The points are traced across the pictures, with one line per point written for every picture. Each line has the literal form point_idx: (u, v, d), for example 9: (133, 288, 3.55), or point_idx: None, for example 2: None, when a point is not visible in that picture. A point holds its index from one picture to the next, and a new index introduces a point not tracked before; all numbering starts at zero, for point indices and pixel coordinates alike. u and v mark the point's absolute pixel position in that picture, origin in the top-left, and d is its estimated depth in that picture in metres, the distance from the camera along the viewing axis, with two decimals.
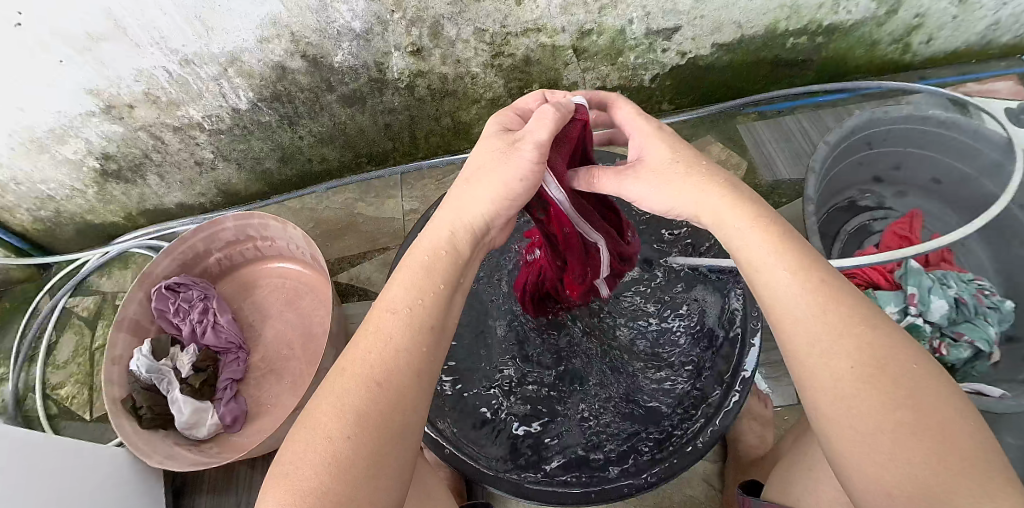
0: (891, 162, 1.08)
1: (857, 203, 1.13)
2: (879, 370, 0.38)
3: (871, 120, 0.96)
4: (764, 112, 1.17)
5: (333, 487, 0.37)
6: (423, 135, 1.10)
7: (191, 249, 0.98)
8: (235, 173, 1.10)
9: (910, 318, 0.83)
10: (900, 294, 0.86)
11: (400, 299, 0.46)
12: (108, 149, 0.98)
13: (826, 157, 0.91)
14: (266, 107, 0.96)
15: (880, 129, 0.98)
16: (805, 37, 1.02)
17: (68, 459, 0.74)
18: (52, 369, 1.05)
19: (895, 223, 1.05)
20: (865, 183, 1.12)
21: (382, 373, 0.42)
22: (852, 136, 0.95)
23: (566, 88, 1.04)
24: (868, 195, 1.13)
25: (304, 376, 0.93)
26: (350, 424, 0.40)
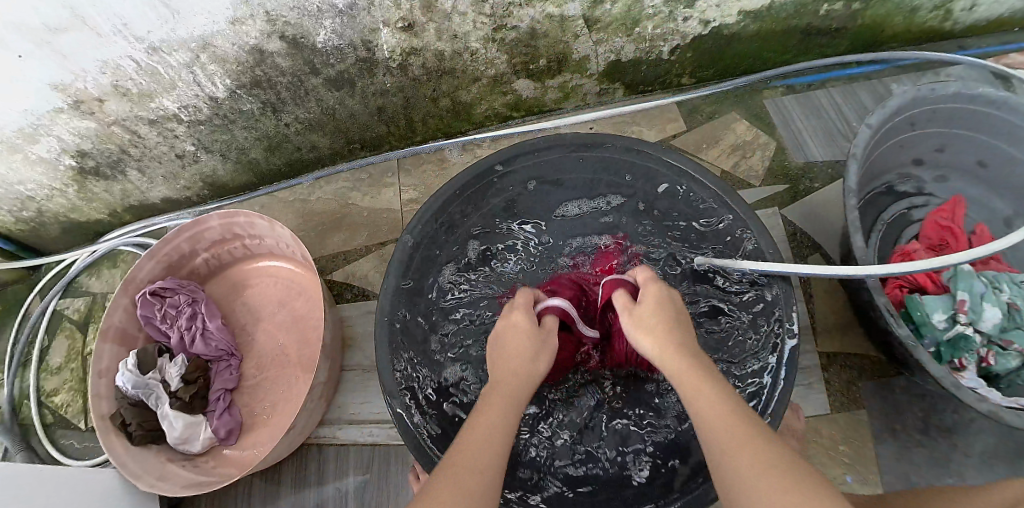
0: (933, 143, 0.97)
1: (894, 189, 1.01)
2: (778, 467, 0.40)
3: (917, 99, 0.84)
4: (793, 85, 1.05)
5: None
6: (420, 117, 1.00)
7: (176, 250, 0.92)
8: (220, 164, 1.02)
9: (958, 327, 0.76)
10: (947, 299, 0.78)
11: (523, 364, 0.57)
12: (83, 146, 0.91)
13: (869, 140, 0.81)
14: (245, 95, 0.87)
15: (925, 108, 0.86)
16: (841, 3, 0.90)
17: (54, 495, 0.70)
18: (46, 375, 1.02)
19: (936, 212, 0.95)
20: (905, 165, 1.00)
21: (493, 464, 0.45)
22: (895, 118, 0.85)
23: (576, 63, 0.93)
24: (907, 180, 1.02)
25: (298, 388, 0.88)
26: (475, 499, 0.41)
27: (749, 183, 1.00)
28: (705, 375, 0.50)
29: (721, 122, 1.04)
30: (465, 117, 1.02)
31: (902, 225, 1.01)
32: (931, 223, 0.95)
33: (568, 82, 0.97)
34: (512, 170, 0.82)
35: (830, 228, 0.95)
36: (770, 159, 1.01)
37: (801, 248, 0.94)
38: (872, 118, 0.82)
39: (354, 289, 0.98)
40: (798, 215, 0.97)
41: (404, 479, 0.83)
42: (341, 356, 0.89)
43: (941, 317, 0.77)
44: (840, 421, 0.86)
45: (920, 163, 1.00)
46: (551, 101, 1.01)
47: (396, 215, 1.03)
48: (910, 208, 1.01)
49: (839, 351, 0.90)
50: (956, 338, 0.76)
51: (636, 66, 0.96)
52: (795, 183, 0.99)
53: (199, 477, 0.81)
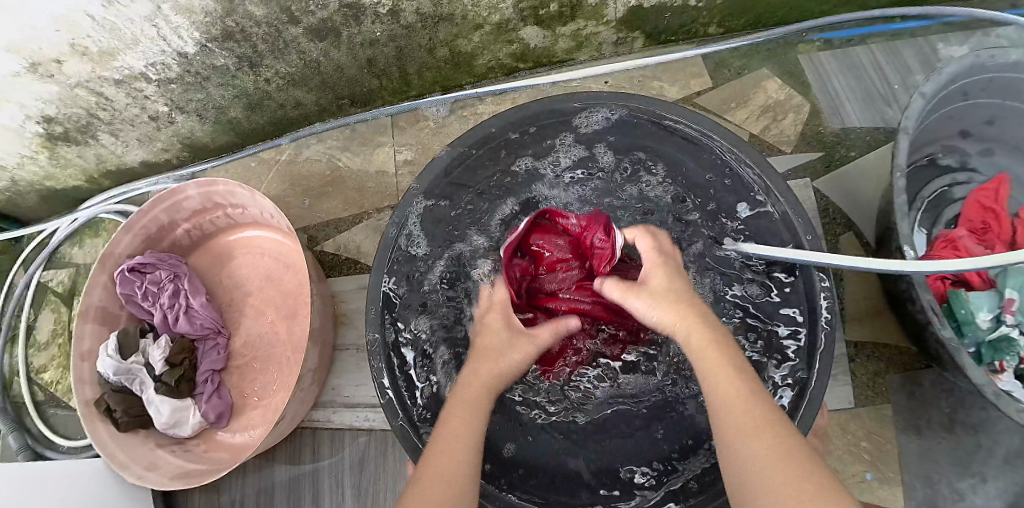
0: (980, 115, 0.85)
1: (936, 162, 0.90)
2: (766, 424, 0.41)
3: (974, 66, 0.74)
4: (831, 40, 0.91)
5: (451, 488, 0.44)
6: (415, 70, 0.89)
7: (154, 222, 0.85)
8: (198, 125, 0.93)
9: (1004, 329, 0.70)
10: (993, 296, 0.72)
11: (513, 360, 0.58)
12: (47, 111, 0.82)
13: (922, 110, 0.71)
14: (217, 48, 0.77)
15: (982, 76, 0.76)
16: None
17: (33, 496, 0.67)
18: (33, 351, 0.98)
19: (979, 191, 0.84)
20: (950, 137, 0.89)
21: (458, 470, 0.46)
22: (948, 87, 0.74)
23: (591, 8, 0.80)
24: (949, 153, 0.90)
25: (288, 371, 0.83)
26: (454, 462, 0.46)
27: (782, 147, 0.89)
28: (708, 338, 0.48)
29: (752, 78, 0.92)
30: (466, 70, 0.91)
31: (943, 203, 0.90)
32: (973, 202, 0.84)
33: (581, 30, 0.85)
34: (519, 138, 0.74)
35: (869, 200, 0.85)
36: (805, 122, 0.89)
37: (835, 222, 0.85)
38: (928, 85, 0.71)
39: (344, 263, 0.91)
40: (836, 183, 0.86)
41: (400, 467, 0.79)
42: (332, 336, 0.83)
43: (986, 316, 0.71)
44: (867, 412, 0.79)
45: (967, 137, 0.89)
46: (563, 50, 0.90)
47: (390, 181, 0.94)
48: (951, 184, 0.90)
49: (865, 341, 0.81)
50: (997, 339, 0.70)
51: (660, 12, 0.84)
52: (831, 149, 0.88)
53: (190, 465, 0.78)
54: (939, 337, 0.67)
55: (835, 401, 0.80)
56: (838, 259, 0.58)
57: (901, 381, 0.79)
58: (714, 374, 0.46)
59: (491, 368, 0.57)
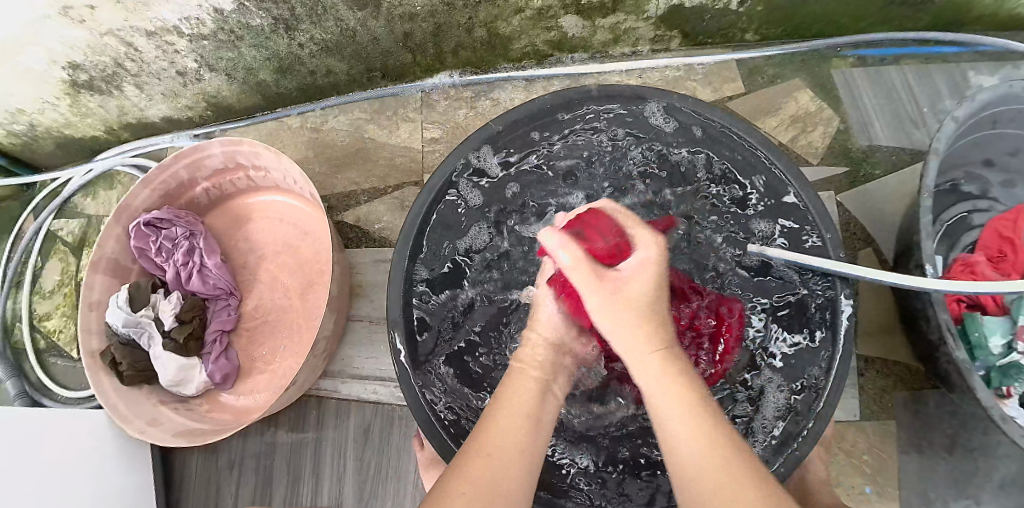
0: (1004, 145, 0.85)
1: (957, 188, 0.91)
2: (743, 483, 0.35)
3: (1004, 96, 0.75)
4: (864, 58, 0.92)
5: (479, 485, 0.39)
6: (450, 48, 0.89)
7: (174, 178, 0.84)
8: (225, 85, 0.92)
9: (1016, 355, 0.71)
10: (1006, 323, 0.73)
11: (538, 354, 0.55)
12: (74, 57, 0.81)
13: (952, 137, 0.72)
14: (254, 8, 0.76)
15: (1014, 105, 0.77)
16: None
17: (42, 437, 0.67)
18: (38, 298, 0.97)
19: (996, 220, 0.86)
20: (973, 165, 0.89)
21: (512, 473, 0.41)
22: (981, 113, 0.75)
23: (634, 2, 0.80)
24: (971, 180, 0.91)
25: (299, 337, 0.82)
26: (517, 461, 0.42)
27: (809, 159, 0.90)
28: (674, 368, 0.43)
29: (784, 88, 0.92)
30: (501, 53, 0.91)
31: (961, 227, 0.91)
32: (991, 231, 0.86)
33: (621, 23, 0.85)
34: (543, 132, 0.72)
35: (891, 218, 0.86)
36: (833, 135, 0.90)
37: (854, 238, 0.86)
38: (960, 110, 0.71)
39: (363, 234, 0.91)
40: (859, 199, 0.87)
41: (405, 442, 0.79)
42: (347, 307, 0.83)
43: (998, 342, 0.73)
44: (871, 426, 0.80)
45: (990, 165, 0.89)
46: (600, 43, 0.90)
47: (415, 157, 0.94)
48: (971, 211, 0.91)
49: (874, 356, 0.82)
50: (1006, 364, 0.72)
51: (701, 14, 0.84)
52: (856, 164, 0.88)
53: (192, 423, 0.77)
54: (951, 357, 0.67)
55: (841, 413, 0.80)
56: (865, 270, 0.59)
57: (908, 399, 0.80)
58: (677, 407, 0.40)
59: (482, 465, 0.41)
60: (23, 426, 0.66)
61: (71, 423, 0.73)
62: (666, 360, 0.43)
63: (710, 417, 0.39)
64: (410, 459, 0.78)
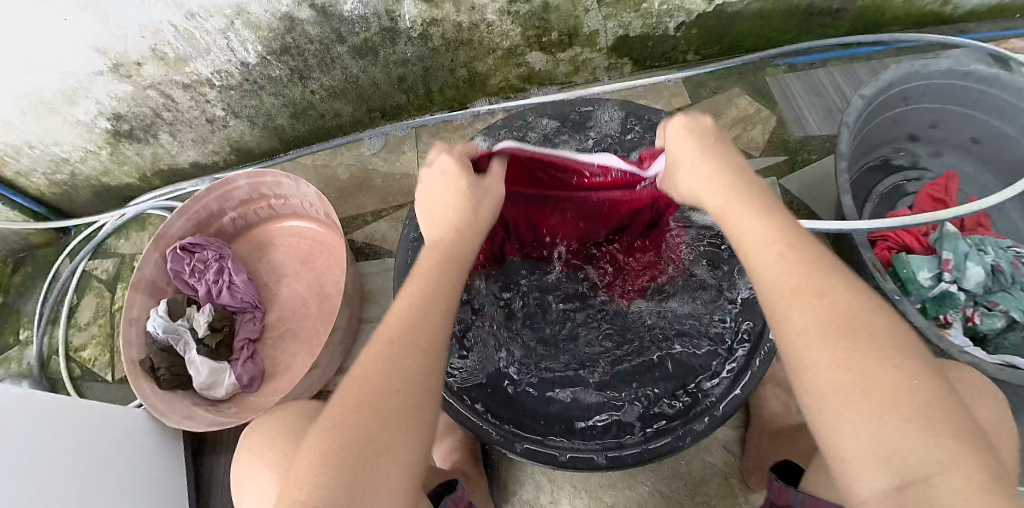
0: (926, 118, 1.00)
1: (889, 162, 1.05)
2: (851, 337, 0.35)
3: (910, 73, 0.89)
4: (794, 64, 1.09)
5: (332, 471, 0.38)
6: (438, 87, 1.05)
7: (205, 209, 0.96)
8: (247, 130, 1.07)
9: (944, 284, 0.80)
10: (933, 259, 0.82)
11: (395, 312, 0.45)
12: (119, 108, 0.96)
13: (864, 110, 0.86)
14: (274, 61, 0.92)
15: (917, 82, 0.91)
16: None
17: (95, 428, 0.75)
18: (74, 330, 1.06)
19: (929, 185, 0.99)
20: (900, 140, 1.04)
21: (378, 374, 0.41)
22: (888, 90, 0.89)
23: (588, 35, 0.97)
24: (901, 154, 1.05)
25: (317, 340, 0.92)
26: (350, 405, 0.40)
27: (753, 152, 1.04)
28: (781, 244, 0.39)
29: (725, 97, 1.08)
30: (481, 88, 1.07)
31: (897, 195, 1.04)
32: (926, 194, 0.98)
33: (579, 55, 1.02)
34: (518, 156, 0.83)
35: (831, 194, 0.99)
36: (772, 132, 1.05)
37: (801, 213, 0.98)
38: (867, 89, 0.86)
39: (372, 250, 1.02)
40: (801, 182, 1.00)
41: None
42: (360, 308, 0.92)
43: (927, 275, 0.81)
44: None
45: (916, 138, 1.04)
46: (563, 74, 1.06)
47: (413, 181, 1.07)
48: (905, 181, 1.05)
49: None
50: (940, 295, 0.80)
51: (646, 41, 1.01)
52: (795, 154, 1.03)
53: (222, 419, 0.84)
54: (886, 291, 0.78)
55: None
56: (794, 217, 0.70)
57: None
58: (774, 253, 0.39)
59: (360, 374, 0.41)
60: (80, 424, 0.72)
61: (121, 419, 0.80)
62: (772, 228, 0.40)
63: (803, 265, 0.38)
64: None
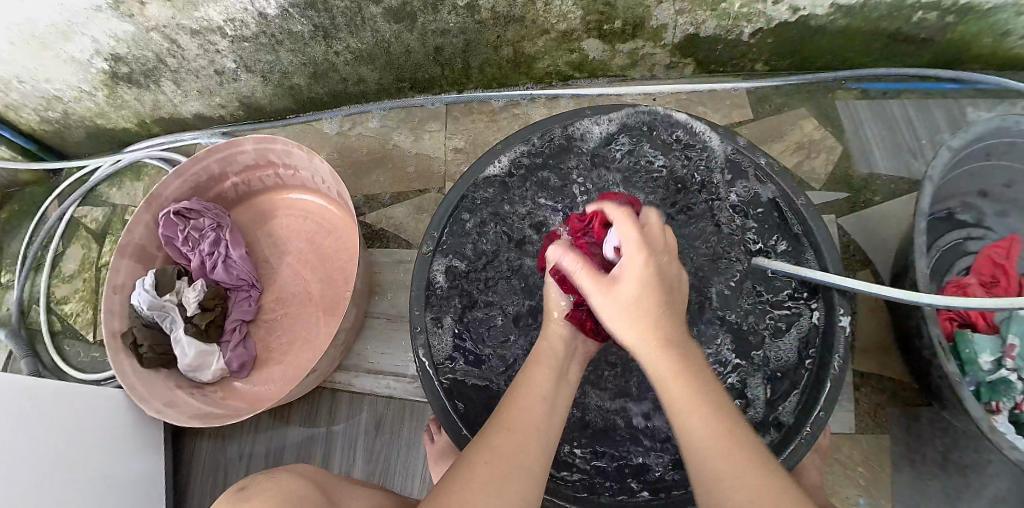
0: (999, 176, 0.82)
1: (951, 216, 0.87)
2: (739, 451, 0.38)
3: (1000, 128, 0.73)
4: (868, 90, 0.94)
5: (509, 478, 0.42)
6: (477, 64, 0.94)
7: (205, 171, 0.88)
8: (259, 86, 0.97)
9: (1005, 372, 0.69)
10: (996, 341, 0.71)
11: (545, 385, 0.51)
12: (119, 50, 0.86)
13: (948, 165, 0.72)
14: (297, 15, 0.81)
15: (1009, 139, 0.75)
16: (936, 13, 0.79)
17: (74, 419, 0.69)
18: (58, 281, 0.99)
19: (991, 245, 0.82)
20: (969, 196, 0.86)
21: (537, 423, 0.47)
22: (973, 147, 0.74)
23: (652, 30, 0.86)
24: (966, 209, 0.87)
25: (318, 331, 0.85)
26: (530, 437, 0.46)
27: (812, 184, 0.93)
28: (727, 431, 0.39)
29: (787, 117, 0.96)
30: (525, 71, 0.96)
31: (955, 254, 0.87)
32: (984, 257, 0.82)
33: (639, 49, 0.91)
34: (501, 173, 0.76)
35: (887, 244, 0.87)
36: (834, 165, 0.93)
37: (855, 260, 0.88)
38: (954, 139, 0.71)
39: (384, 235, 0.94)
40: (859, 225, 0.89)
41: (414, 435, 0.80)
42: (366, 303, 0.85)
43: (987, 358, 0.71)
44: (866, 442, 0.79)
45: (986, 196, 0.86)
46: (618, 66, 0.95)
47: (437, 165, 0.98)
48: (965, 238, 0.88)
49: (872, 371, 0.82)
50: (996, 380, 0.69)
51: (715, 44, 0.89)
52: (854, 195, 0.91)
53: (205, 409, 0.79)
54: (943, 371, 0.67)
55: (837, 425, 0.80)
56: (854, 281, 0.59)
57: (903, 415, 0.79)
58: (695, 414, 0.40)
59: (531, 410, 0.48)
60: (22, 405, 0.63)
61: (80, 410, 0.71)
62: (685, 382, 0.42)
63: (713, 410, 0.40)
64: (417, 454, 0.79)
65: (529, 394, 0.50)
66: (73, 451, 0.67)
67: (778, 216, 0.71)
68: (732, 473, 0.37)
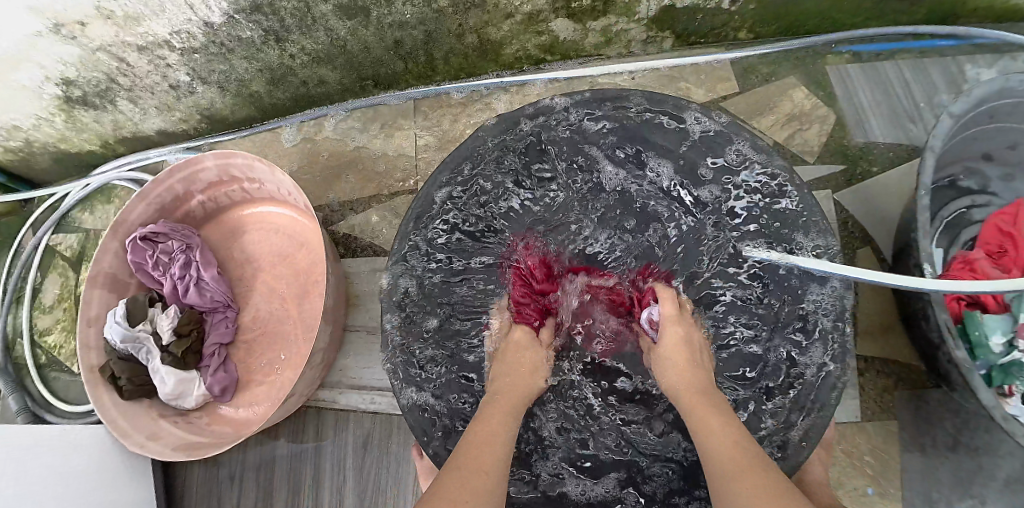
0: (1004, 138, 0.76)
1: (955, 183, 0.82)
2: (751, 467, 0.44)
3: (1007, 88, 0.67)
4: (860, 52, 0.87)
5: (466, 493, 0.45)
6: (442, 55, 0.89)
7: (168, 192, 0.85)
8: (219, 97, 0.92)
9: (1018, 354, 0.65)
10: (1008, 320, 0.67)
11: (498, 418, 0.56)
12: (67, 73, 0.82)
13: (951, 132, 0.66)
14: (243, 20, 0.76)
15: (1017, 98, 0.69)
16: None
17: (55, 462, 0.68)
18: (39, 313, 0.98)
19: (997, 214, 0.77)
20: (974, 160, 0.80)
21: (490, 453, 0.51)
22: (978, 109, 0.68)
23: (623, 4, 0.80)
24: (970, 175, 0.82)
25: (298, 349, 0.83)
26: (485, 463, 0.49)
27: (806, 157, 0.87)
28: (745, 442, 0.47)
29: (777, 86, 0.89)
30: (492, 59, 0.90)
31: (960, 225, 0.82)
32: (990, 226, 0.77)
33: (612, 25, 0.84)
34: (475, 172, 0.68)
35: (889, 217, 0.82)
36: (828, 134, 0.87)
37: (855, 237, 0.83)
38: (957, 104, 0.65)
39: (360, 244, 0.91)
40: (857, 199, 0.83)
41: (404, 450, 0.79)
42: (344, 317, 0.82)
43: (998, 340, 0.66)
44: (872, 428, 0.76)
45: (992, 159, 0.80)
46: (591, 45, 0.89)
47: (410, 165, 0.94)
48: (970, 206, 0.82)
49: (877, 354, 0.78)
50: (1008, 363, 0.65)
51: (693, 13, 0.83)
52: (851, 166, 0.85)
53: (191, 437, 0.78)
54: (951, 358, 0.63)
55: (841, 414, 0.76)
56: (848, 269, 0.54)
57: (910, 399, 0.75)
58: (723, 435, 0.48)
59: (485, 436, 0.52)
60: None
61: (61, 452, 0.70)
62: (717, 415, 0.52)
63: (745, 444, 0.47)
64: (409, 469, 0.78)
65: (484, 425, 0.54)
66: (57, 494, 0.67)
67: (725, 181, 0.68)
68: (749, 485, 0.42)
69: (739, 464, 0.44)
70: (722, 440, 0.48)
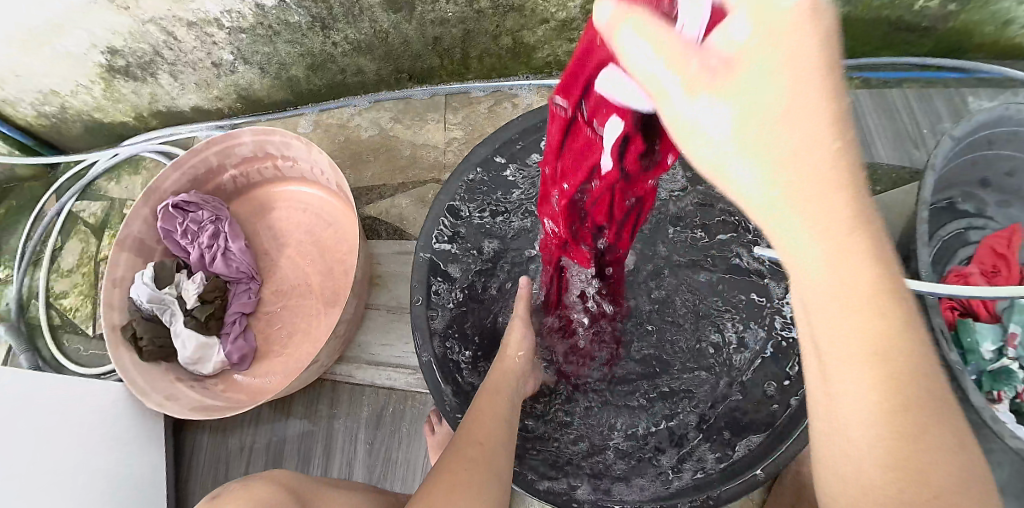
0: (999, 164, 0.82)
1: (952, 206, 0.87)
2: (900, 416, 0.27)
3: (1001, 117, 0.73)
4: (869, 79, 0.93)
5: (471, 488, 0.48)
6: (476, 54, 0.93)
7: (203, 163, 0.88)
8: (258, 78, 0.96)
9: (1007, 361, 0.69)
10: (998, 330, 0.71)
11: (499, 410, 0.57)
12: (115, 43, 0.85)
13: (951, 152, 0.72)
14: (294, 5, 0.80)
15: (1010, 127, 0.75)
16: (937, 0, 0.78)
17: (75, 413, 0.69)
18: (56, 276, 0.98)
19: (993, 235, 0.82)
20: (970, 185, 0.86)
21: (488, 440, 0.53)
22: (975, 135, 0.74)
23: None
24: (967, 199, 0.87)
25: (318, 324, 0.84)
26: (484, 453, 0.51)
27: None
28: (910, 411, 0.27)
29: None
30: (524, 61, 0.95)
31: (955, 245, 0.88)
32: (986, 247, 0.82)
33: None
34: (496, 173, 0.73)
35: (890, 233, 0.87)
36: None
37: None
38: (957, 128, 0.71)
39: (385, 227, 0.94)
40: None
41: (416, 427, 0.80)
42: (367, 294, 0.85)
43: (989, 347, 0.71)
44: None
45: (987, 186, 0.86)
46: None
47: (437, 156, 0.97)
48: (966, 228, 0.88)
49: None
50: (997, 369, 0.70)
51: None
52: None
53: (208, 401, 0.79)
54: (945, 359, 0.67)
55: None
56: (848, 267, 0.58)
57: None
58: (859, 394, 0.27)
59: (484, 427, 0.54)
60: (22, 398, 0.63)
61: (81, 403, 0.71)
62: (880, 380, 0.26)
63: (896, 375, 0.27)
64: (420, 446, 0.79)
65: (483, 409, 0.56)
66: (75, 444, 0.67)
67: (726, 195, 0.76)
68: (877, 457, 0.27)
69: (886, 416, 0.27)
70: (872, 406, 0.27)
